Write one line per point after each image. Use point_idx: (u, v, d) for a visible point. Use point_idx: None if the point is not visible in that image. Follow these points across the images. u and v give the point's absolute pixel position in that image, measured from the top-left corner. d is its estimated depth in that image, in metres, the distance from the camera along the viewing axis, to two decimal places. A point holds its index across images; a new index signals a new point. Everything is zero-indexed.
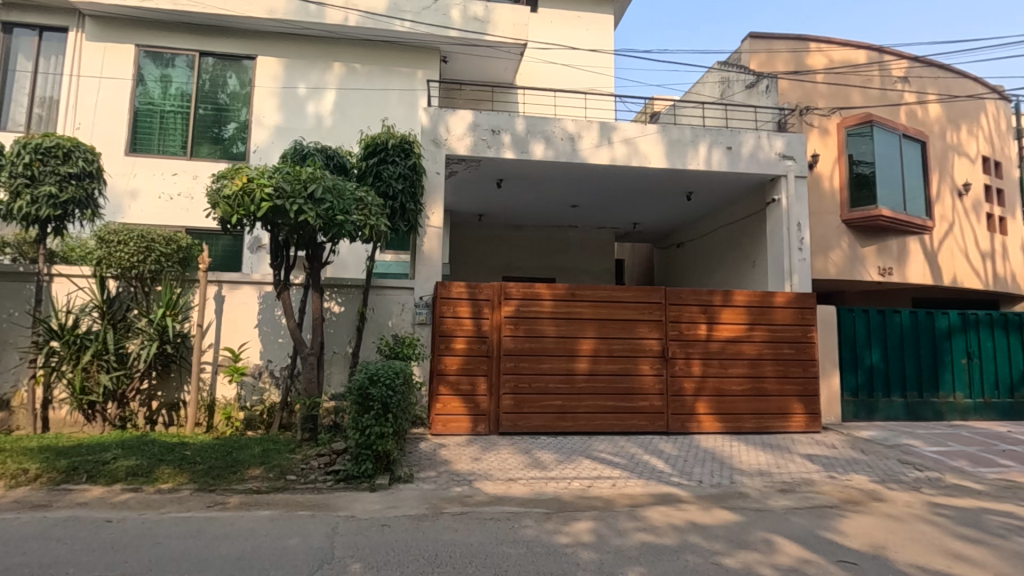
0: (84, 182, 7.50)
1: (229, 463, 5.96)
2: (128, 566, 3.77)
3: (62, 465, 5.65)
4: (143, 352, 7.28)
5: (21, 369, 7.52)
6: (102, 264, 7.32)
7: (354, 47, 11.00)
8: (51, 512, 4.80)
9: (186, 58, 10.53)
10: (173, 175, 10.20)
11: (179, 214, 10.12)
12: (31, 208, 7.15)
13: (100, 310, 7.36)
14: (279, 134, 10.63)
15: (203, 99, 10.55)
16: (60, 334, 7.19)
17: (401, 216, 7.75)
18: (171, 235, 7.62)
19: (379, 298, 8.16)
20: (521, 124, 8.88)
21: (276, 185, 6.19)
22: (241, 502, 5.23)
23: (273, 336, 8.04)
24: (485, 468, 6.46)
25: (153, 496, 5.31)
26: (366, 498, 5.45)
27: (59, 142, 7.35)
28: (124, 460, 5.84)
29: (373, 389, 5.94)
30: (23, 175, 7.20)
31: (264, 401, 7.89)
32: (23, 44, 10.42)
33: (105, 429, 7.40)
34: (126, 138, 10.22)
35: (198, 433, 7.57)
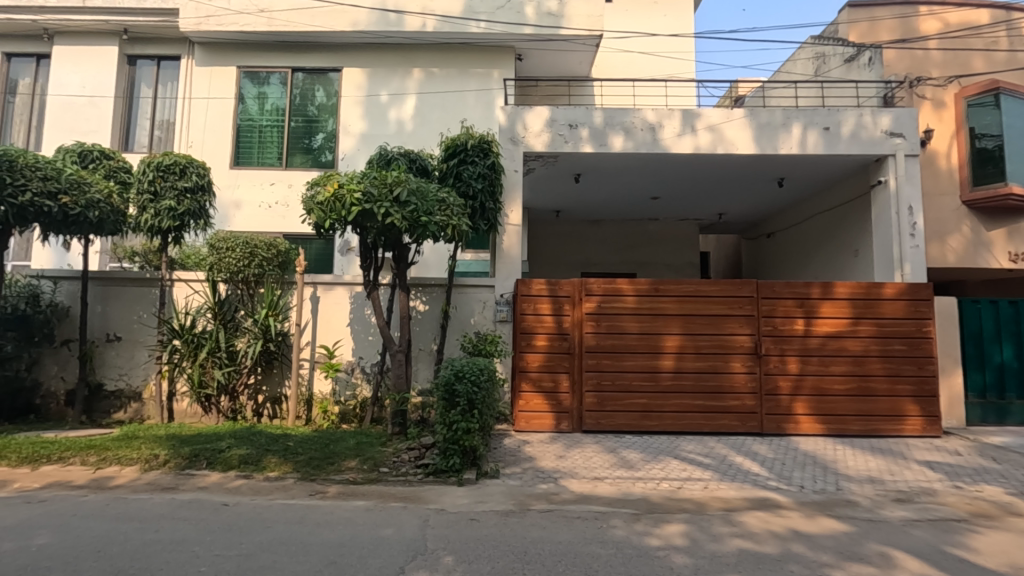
0: (197, 195, 8.24)
1: (328, 455, 6.31)
2: (244, 547, 4.09)
3: (185, 452, 6.25)
4: (249, 350, 7.90)
5: (149, 365, 8.40)
6: (214, 269, 8.00)
7: (431, 51, 11.28)
8: (178, 494, 5.32)
9: (278, 75, 11.28)
10: (271, 184, 10.96)
11: (277, 222, 10.87)
12: (155, 221, 7.98)
13: (213, 311, 8.05)
14: (363, 142, 11.14)
15: (295, 113, 11.26)
16: (180, 333, 7.96)
17: (481, 215, 7.86)
18: (272, 241, 8.21)
19: (461, 296, 8.32)
20: (600, 116, 8.70)
21: (364, 190, 6.44)
22: (340, 492, 5.53)
23: (364, 334, 8.43)
24: (570, 466, 6.41)
25: (262, 483, 5.75)
26: (455, 492, 5.59)
27: (176, 160, 8.10)
28: (237, 449, 6.35)
29: (459, 384, 6.07)
30: (148, 190, 8.02)
31: (357, 395, 8.30)
32: (145, 73, 11.61)
33: (220, 419, 8.11)
34: (230, 152, 11.11)
35: (299, 425, 8.10)
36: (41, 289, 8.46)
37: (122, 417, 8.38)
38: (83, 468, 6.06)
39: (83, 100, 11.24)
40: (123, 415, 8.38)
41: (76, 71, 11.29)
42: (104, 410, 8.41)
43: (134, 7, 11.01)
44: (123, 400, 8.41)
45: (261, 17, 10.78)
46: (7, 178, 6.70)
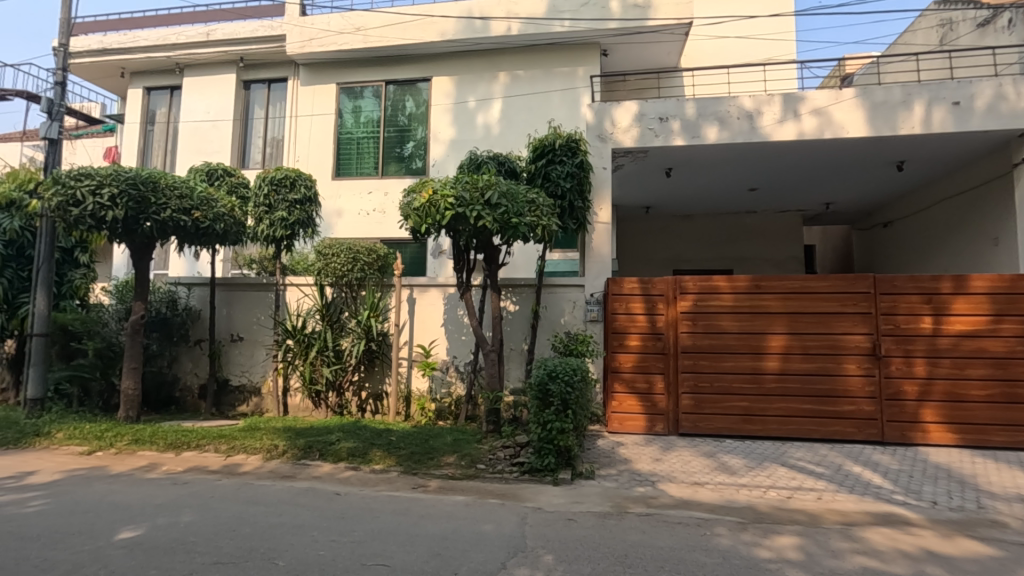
0: (306, 206, 8.94)
1: (427, 450, 6.58)
2: (357, 534, 4.36)
3: (301, 443, 6.76)
4: (354, 349, 8.42)
5: (267, 363, 9.19)
6: (321, 274, 8.59)
7: (516, 54, 11.41)
8: (297, 482, 5.78)
9: (372, 88, 11.91)
10: (369, 193, 11.60)
11: (375, 228, 11.49)
12: (270, 231, 8.75)
13: (321, 313, 8.67)
14: (453, 147, 11.50)
15: (389, 123, 11.84)
16: (293, 333, 8.64)
17: (570, 214, 7.84)
18: (372, 246, 8.70)
19: (551, 296, 8.32)
20: (692, 107, 8.37)
21: (457, 195, 6.62)
22: (440, 486, 5.75)
23: (457, 334, 8.67)
24: (668, 469, 6.22)
25: (369, 475, 6.10)
26: (551, 491, 5.61)
27: (287, 174, 8.85)
28: (345, 442, 6.77)
29: (553, 384, 6.08)
30: (264, 203, 8.81)
31: (452, 393, 8.56)
32: (258, 96, 12.70)
33: (328, 414, 8.70)
34: (332, 164, 11.90)
35: (399, 421, 8.50)
36: (178, 295, 9.54)
37: (245, 410, 9.24)
38: (217, 454, 6.75)
39: (208, 124, 12.52)
40: (246, 408, 9.23)
41: (202, 98, 12.60)
42: (230, 403, 9.32)
43: (248, 36, 12.09)
44: (246, 394, 9.26)
45: (357, 36, 11.45)
46: (151, 197, 7.44)
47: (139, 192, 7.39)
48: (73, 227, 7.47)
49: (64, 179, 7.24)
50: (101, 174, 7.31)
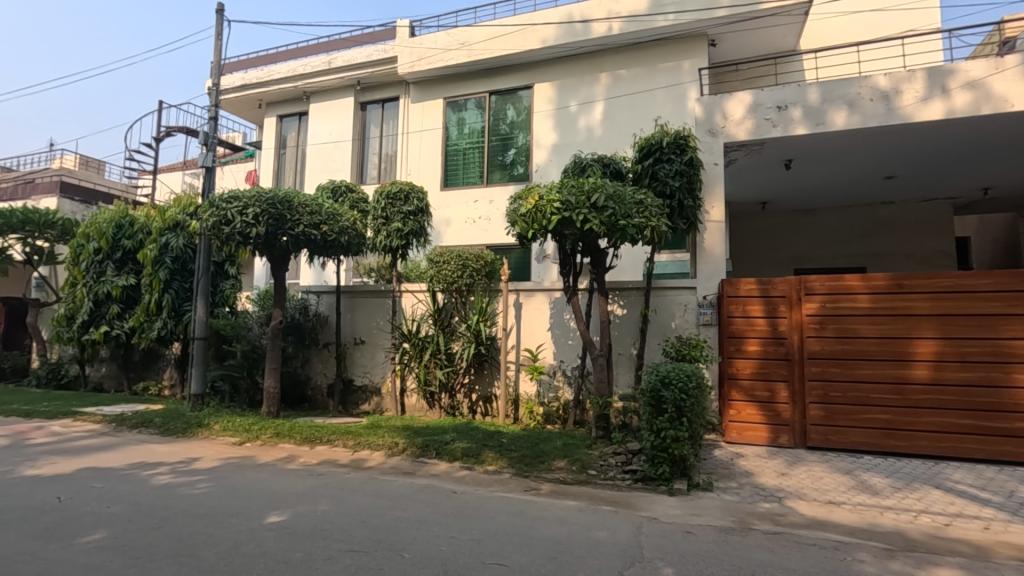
0: (418, 217, 9.50)
1: (538, 453, 6.64)
2: (475, 532, 4.50)
3: (419, 442, 7.13)
4: (465, 352, 8.74)
5: (386, 364, 9.80)
6: (433, 281, 9.01)
7: (617, 53, 11.24)
8: (417, 479, 6.10)
9: (475, 100, 12.33)
10: (475, 201, 11.98)
11: (481, 235, 11.84)
12: (387, 241, 9.39)
13: (434, 318, 9.11)
14: (555, 152, 11.56)
15: (492, 132, 12.16)
16: (409, 337, 9.15)
17: (680, 214, 7.55)
18: (480, 253, 8.98)
19: (660, 299, 8.03)
20: (815, 92, 7.71)
21: (563, 199, 6.63)
22: (552, 490, 5.77)
23: (564, 338, 8.66)
24: (797, 485, 5.75)
25: (483, 475, 6.28)
26: (666, 501, 5.41)
27: (402, 188, 9.47)
28: (459, 442, 7.05)
29: (666, 391, 5.87)
30: (381, 215, 9.48)
31: (560, 397, 8.55)
32: (372, 116, 13.63)
33: (441, 414, 9.09)
34: (441, 176, 12.47)
35: (508, 424, 8.67)
36: (309, 302, 10.50)
37: (367, 408, 9.92)
38: (345, 449, 7.31)
39: (330, 145, 13.67)
40: (368, 406, 9.92)
41: (325, 122, 13.77)
42: (354, 401, 10.06)
43: (364, 61, 13.04)
44: (368, 393, 9.95)
45: (462, 51, 11.93)
46: (286, 214, 8.25)
47: (277, 211, 8.22)
48: (225, 243, 8.48)
49: (217, 201, 8.23)
50: (246, 196, 8.20)
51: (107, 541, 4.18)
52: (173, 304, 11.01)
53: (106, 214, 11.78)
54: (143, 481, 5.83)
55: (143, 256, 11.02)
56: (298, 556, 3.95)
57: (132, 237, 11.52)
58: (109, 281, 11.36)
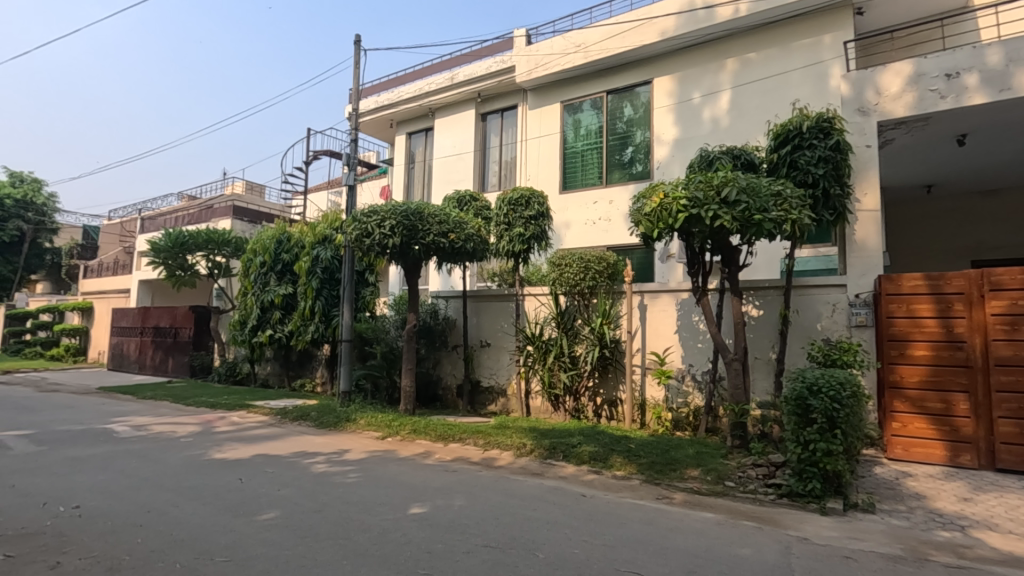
0: (539, 221, 9.67)
1: (669, 461, 6.40)
2: (607, 538, 4.44)
3: (546, 443, 7.22)
4: (589, 355, 8.69)
5: (511, 367, 10.06)
6: (555, 284, 9.07)
7: (745, 36, 10.53)
8: (546, 480, 6.17)
9: (591, 101, 12.26)
10: (594, 203, 11.88)
11: (601, 236, 11.71)
12: (510, 246, 9.68)
13: (556, 320, 9.16)
14: (677, 147, 11.10)
15: (610, 132, 11.98)
16: (532, 340, 9.30)
17: (825, 204, 6.86)
18: (602, 255, 8.88)
19: (803, 298, 7.34)
20: (996, 53, 6.59)
21: (690, 195, 6.33)
22: (686, 500, 5.51)
23: (693, 341, 8.26)
24: (985, 514, 4.91)
25: (612, 480, 6.18)
26: (818, 521, 4.92)
27: (523, 194, 9.69)
28: (586, 445, 7.02)
29: (814, 399, 5.35)
30: (504, 221, 9.79)
31: (690, 403, 8.15)
32: (492, 125, 14.08)
33: (566, 417, 9.12)
34: (560, 179, 12.55)
35: (635, 429, 8.45)
36: (439, 307, 11.11)
37: (494, 409, 10.25)
38: (475, 448, 7.62)
39: (454, 157, 14.37)
40: (495, 407, 10.24)
41: (449, 135, 14.51)
42: (482, 402, 10.44)
43: (483, 74, 13.56)
44: (495, 394, 10.28)
45: (578, 53, 11.96)
46: (418, 225, 8.81)
47: (410, 222, 8.81)
48: (366, 253, 9.25)
49: (360, 216, 9.00)
50: (383, 210, 8.88)
51: (280, 520, 4.75)
52: (323, 309, 12.27)
53: (269, 231, 13.46)
54: (305, 469, 6.55)
55: (299, 268, 12.43)
56: (439, 547, 4.18)
57: (289, 251, 13.03)
58: (273, 290, 12.97)
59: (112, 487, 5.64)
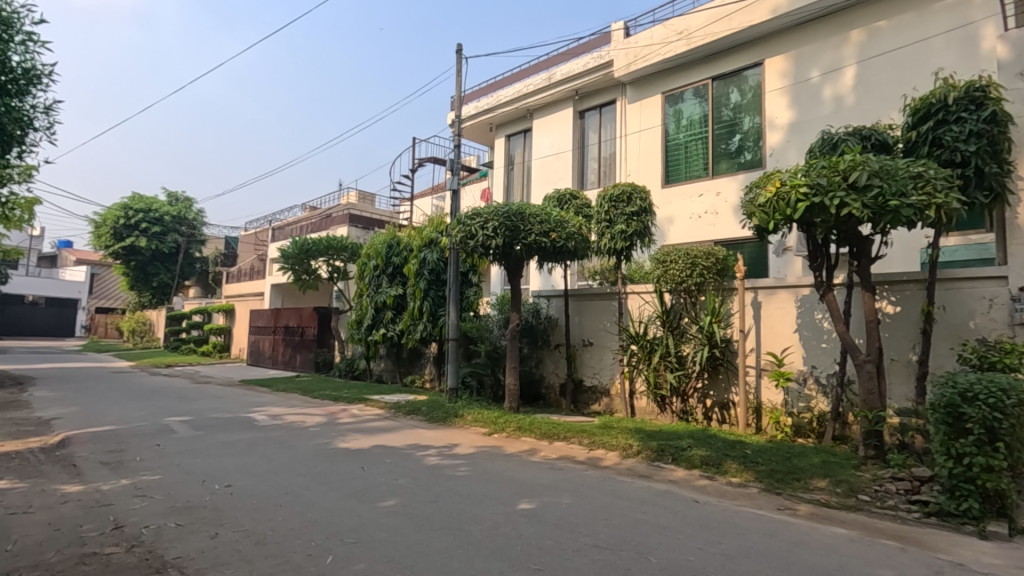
0: (641, 217, 9.47)
1: (791, 469, 5.96)
2: (725, 547, 4.23)
3: (653, 445, 7.04)
4: (697, 355, 8.30)
5: (615, 366, 9.90)
6: (660, 281, 8.79)
7: (873, 4, 9.55)
8: (654, 483, 6.00)
9: (694, 89, 11.74)
10: (699, 196, 11.36)
11: (708, 230, 11.17)
12: (611, 244, 9.54)
13: (661, 319, 8.87)
14: (793, 131, 10.30)
15: (716, 120, 11.36)
16: (636, 339, 9.07)
17: (978, 185, 6.01)
18: (710, 250, 8.46)
19: (950, 293, 6.50)
20: None
21: (812, 182, 5.84)
22: (812, 512, 5.09)
23: (816, 341, 7.61)
24: None
25: (726, 486, 5.87)
26: (975, 545, 4.33)
27: (624, 190, 9.54)
28: (697, 449, 6.75)
29: (969, 407, 4.70)
30: (605, 218, 9.67)
31: (813, 408, 7.52)
32: (591, 122, 13.92)
33: (674, 419, 8.80)
34: (662, 173, 12.14)
35: (750, 434, 7.97)
36: (541, 306, 11.22)
37: (598, 408, 10.13)
38: (580, 447, 7.60)
39: (553, 157, 14.41)
40: (599, 407, 10.12)
41: (548, 135, 14.58)
42: (585, 401, 10.37)
43: (581, 71, 13.48)
44: (598, 394, 10.17)
45: (681, 41, 11.52)
46: (520, 226, 8.94)
47: (512, 223, 8.98)
48: (471, 254, 9.55)
49: (464, 219, 9.30)
50: (486, 212, 9.12)
51: (398, 508, 5.05)
52: (431, 309, 12.86)
53: (381, 236, 14.36)
54: (418, 460, 6.91)
55: (409, 270, 13.12)
56: (549, 543, 4.22)
57: (399, 254, 13.79)
58: (385, 291, 13.81)
59: (255, 470, 6.33)
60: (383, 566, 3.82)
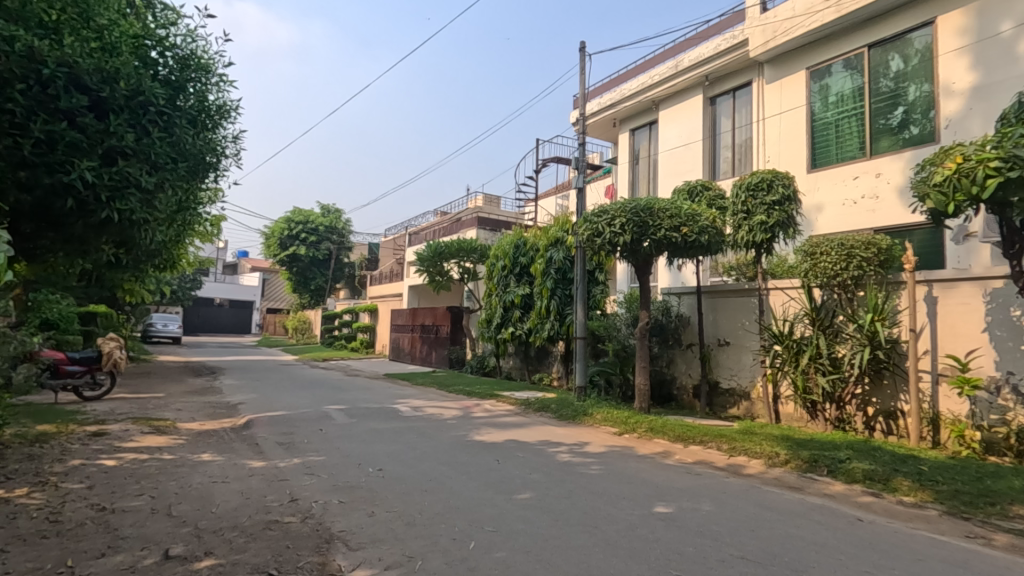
0: (785, 206, 8.73)
1: (982, 492, 5.12)
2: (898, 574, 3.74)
3: (805, 455, 6.46)
4: (855, 357, 7.43)
5: (756, 368, 9.21)
6: (809, 275, 8.01)
7: None
8: (807, 496, 5.48)
9: (845, 61, 10.55)
10: (853, 179, 10.20)
11: (865, 218, 9.97)
12: (750, 236, 8.89)
13: (810, 317, 8.08)
14: (976, 96, 8.82)
15: (873, 93, 10.12)
16: (781, 338, 8.36)
17: None
18: (870, 238, 7.55)
19: None
20: None
21: (1006, 155, 4.96)
22: (1013, 544, 4.31)
23: (1011, 342, 6.43)
24: None
25: (897, 506, 5.18)
26: None
27: (763, 177, 8.89)
28: (858, 462, 6.09)
29: None
30: (742, 209, 9.04)
31: (1009, 422, 6.35)
32: (723, 108, 13.09)
33: (828, 428, 7.97)
34: (808, 156, 11.06)
35: (924, 449, 6.96)
36: (671, 304, 10.80)
37: (737, 413, 9.50)
38: (719, 452, 7.19)
39: (681, 148, 13.78)
40: (738, 411, 9.49)
41: (675, 126, 13.98)
42: (722, 404, 9.78)
43: (711, 54, 12.75)
44: (736, 397, 9.54)
45: (829, 8, 10.41)
46: (649, 221, 8.68)
47: (641, 218, 8.73)
48: (598, 252, 9.44)
49: (590, 217, 9.23)
50: (614, 208, 8.97)
51: (533, 502, 5.16)
52: (558, 308, 12.97)
53: (508, 238, 14.80)
54: (550, 457, 7.01)
55: (536, 269, 13.38)
56: (690, 550, 4.05)
57: (526, 254, 14.11)
58: (513, 291, 14.20)
59: (402, 457, 6.86)
60: (523, 556, 3.93)
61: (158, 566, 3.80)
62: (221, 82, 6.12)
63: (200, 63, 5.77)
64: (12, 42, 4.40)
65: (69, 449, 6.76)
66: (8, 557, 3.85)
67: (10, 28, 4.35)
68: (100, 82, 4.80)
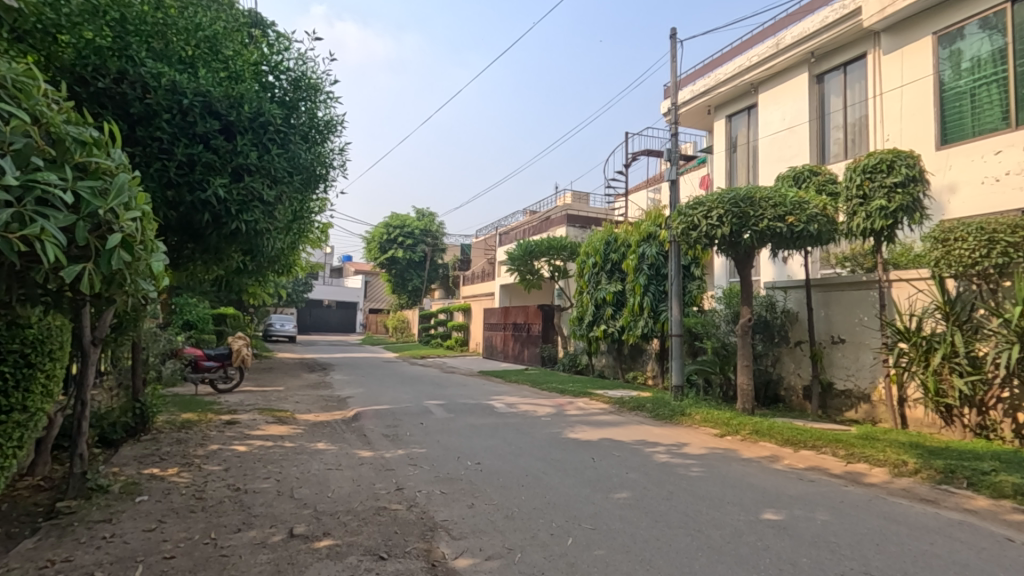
0: (908, 188, 7.91)
1: None
2: None
3: (939, 465, 5.80)
4: (1000, 356, 6.55)
5: (877, 367, 8.41)
6: (940, 265, 7.19)
7: None
8: (943, 510, 4.92)
9: (981, 21, 9.32)
10: (995, 154, 9.00)
11: (1011, 197, 8.78)
12: (867, 223, 8.12)
13: (944, 311, 7.22)
14: None
15: (1018, 54, 8.87)
16: (907, 335, 7.55)
17: None
18: (1016, 221, 6.62)
19: None
20: None
21: None
22: None
23: None
24: None
25: None
26: None
27: (882, 158, 8.14)
28: (1007, 475, 5.37)
29: None
30: (857, 194, 8.30)
31: None
32: (833, 85, 12.07)
33: (967, 435, 7.10)
34: (936, 132, 9.91)
35: None
36: (777, 299, 10.12)
37: (855, 417, 8.73)
38: (835, 458, 6.66)
39: (785, 131, 12.87)
40: (856, 414, 8.72)
41: (777, 108, 13.08)
42: (837, 407, 9.03)
43: (817, 28, 11.80)
44: (854, 399, 8.77)
45: None
46: (749, 212, 8.19)
47: (740, 209, 8.27)
48: (693, 246, 9.06)
49: (685, 209, 8.89)
50: (710, 200, 8.56)
51: (632, 501, 5.08)
52: (651, 305, 12.64)
53: (598, 235, 14.62)
54: (648, 457, 6.85)
55: (628, 266, 13.12)
56: (805, 561, 3.79)
57: (616, 251, 13.85)
58: (605, 288, 14.03)
59: (499, 452, 7.03)
60: (623, 556, 3.89)
61: (285, 543, 4.19)
62: (328, 98, 6.62)
63: (310, 82, 6.28)
64: (159, 78, 5.04)
65: (208, 435, 7.62)
66: (165, 526, 4.43)
67: (156, 66, 4.99)
68: (229, 107, 5.37)
